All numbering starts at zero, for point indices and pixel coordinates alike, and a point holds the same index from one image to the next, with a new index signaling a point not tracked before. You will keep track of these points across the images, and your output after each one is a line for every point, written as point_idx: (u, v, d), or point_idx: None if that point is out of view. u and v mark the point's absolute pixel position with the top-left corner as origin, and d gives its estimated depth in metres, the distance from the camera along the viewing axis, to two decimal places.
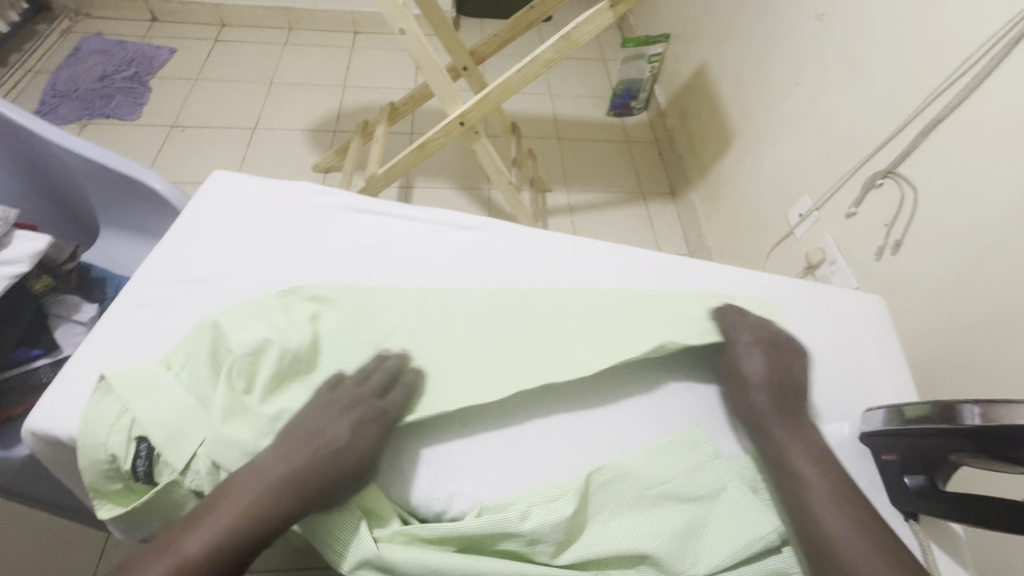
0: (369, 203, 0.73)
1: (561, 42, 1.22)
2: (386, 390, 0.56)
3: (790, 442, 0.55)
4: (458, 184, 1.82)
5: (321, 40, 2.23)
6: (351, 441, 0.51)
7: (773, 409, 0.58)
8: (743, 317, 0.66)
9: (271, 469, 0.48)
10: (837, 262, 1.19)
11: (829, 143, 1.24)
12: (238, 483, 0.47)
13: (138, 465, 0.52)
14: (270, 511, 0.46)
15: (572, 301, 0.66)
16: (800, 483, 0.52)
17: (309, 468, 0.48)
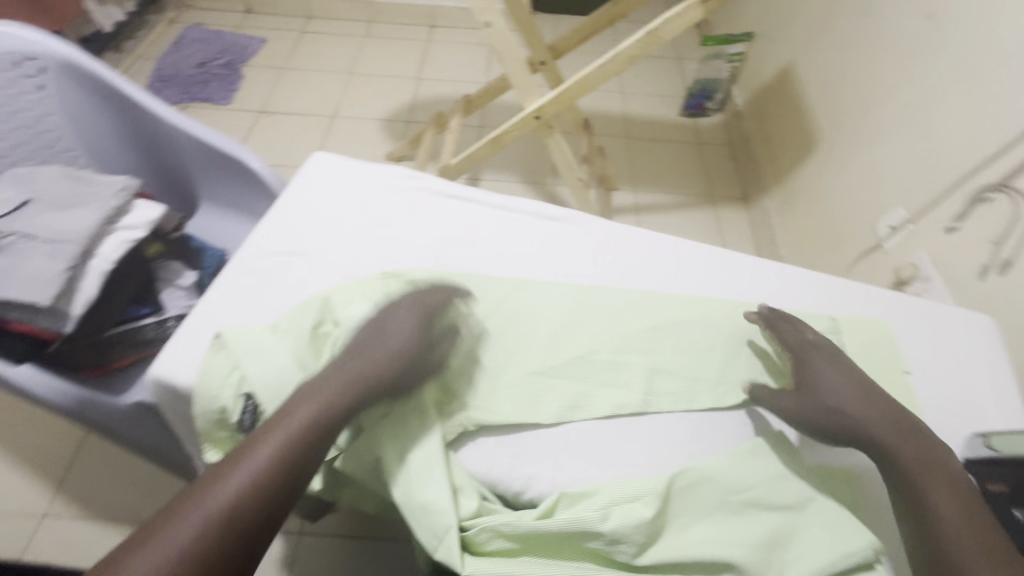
0: (458, 190, 0.76)
1: (647, 38, 1.21)
2: (427, 292, 0.58)
3: (903, 449, 0.52)
4: (526, 178, 1.83)
5: (400, 32, 2.31)
6: (399, 342, 0.53)
7: (871, 413, 0.54)
8: (807, 334, 0.61)
9: (328, 387, 0.49)
10: (932, 279, 1.11)
11: (931, 151, 1.16)
12: (292, 405, 0.48)
13: (244, 417, 0.56)
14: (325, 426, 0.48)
15: (655, 304, 0.67)
16: (929, 502, 0.49)
17: (363, 375, 0.50)
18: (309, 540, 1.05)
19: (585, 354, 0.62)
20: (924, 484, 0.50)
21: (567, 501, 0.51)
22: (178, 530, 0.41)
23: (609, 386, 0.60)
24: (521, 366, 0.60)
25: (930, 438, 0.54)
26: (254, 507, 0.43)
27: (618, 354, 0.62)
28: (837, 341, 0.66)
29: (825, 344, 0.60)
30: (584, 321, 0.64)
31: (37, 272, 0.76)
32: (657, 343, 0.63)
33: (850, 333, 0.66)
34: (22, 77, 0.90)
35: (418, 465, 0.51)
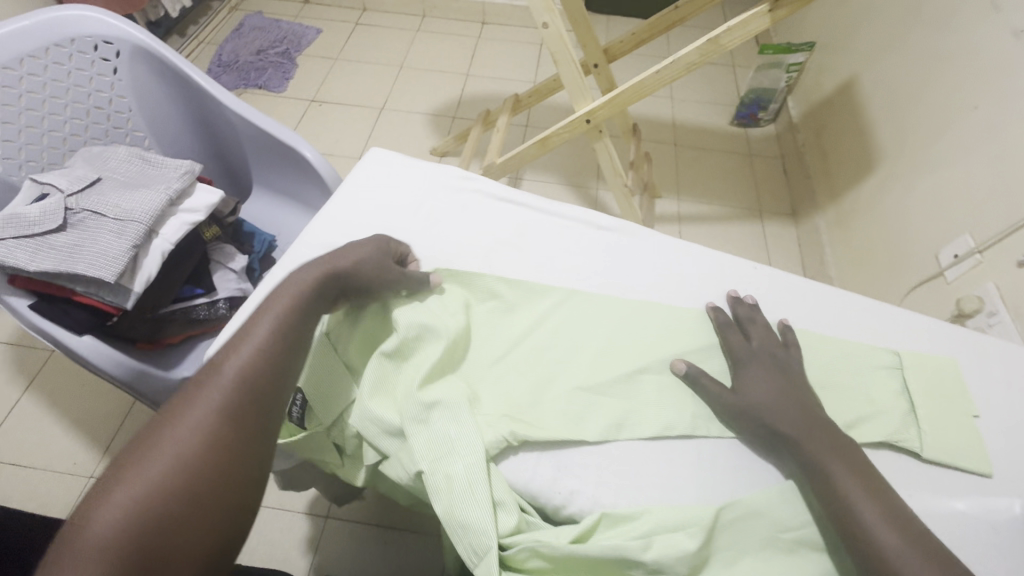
0: (510, 194, 0.75)
1: (708, 45, 1.17)
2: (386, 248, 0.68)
3: (795, 430, 0.53)
4: (568, 181, 1.82)
5: (451, 28, 2.32)
6: (355, 250, 0.62)
7: (797, 424, 0.54)
8: (750, 341, 0.62)
9: (287, 293, 0.56)
10: (999, 315, 1.04)
11: (1009, 178, 1.09)
12: (258, 317, 0.54)
13: (293, 409, 0.58)
14: (293, 327, 0.54)
15: (707, 327, 0.65)
16: (839, 490, 0.49)
17: (311, 273, 0.58)
18: (337, 525, 1.08)
19: (633, 372, 0.60)
20: (863, 516, 0.47)
21: (609, 522, 0.51)
22: (181, 424, 0.45)
23: (655, 407, 0.58)
24: (566, 380, 0.59)
25: (829, 424, 0.55)
26: (244, 397, 0.48)
27: (667, 374, 0.60)
28: (900, 379, 0.62)
29: (764, 352, 0.60)
30: (634, 338, 0.63)
31: (106, 249, 0.80)
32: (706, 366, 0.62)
33: (918, 372, 0.63)
34: (99, 59, 0.93)
35: (459, 481, 0.50)
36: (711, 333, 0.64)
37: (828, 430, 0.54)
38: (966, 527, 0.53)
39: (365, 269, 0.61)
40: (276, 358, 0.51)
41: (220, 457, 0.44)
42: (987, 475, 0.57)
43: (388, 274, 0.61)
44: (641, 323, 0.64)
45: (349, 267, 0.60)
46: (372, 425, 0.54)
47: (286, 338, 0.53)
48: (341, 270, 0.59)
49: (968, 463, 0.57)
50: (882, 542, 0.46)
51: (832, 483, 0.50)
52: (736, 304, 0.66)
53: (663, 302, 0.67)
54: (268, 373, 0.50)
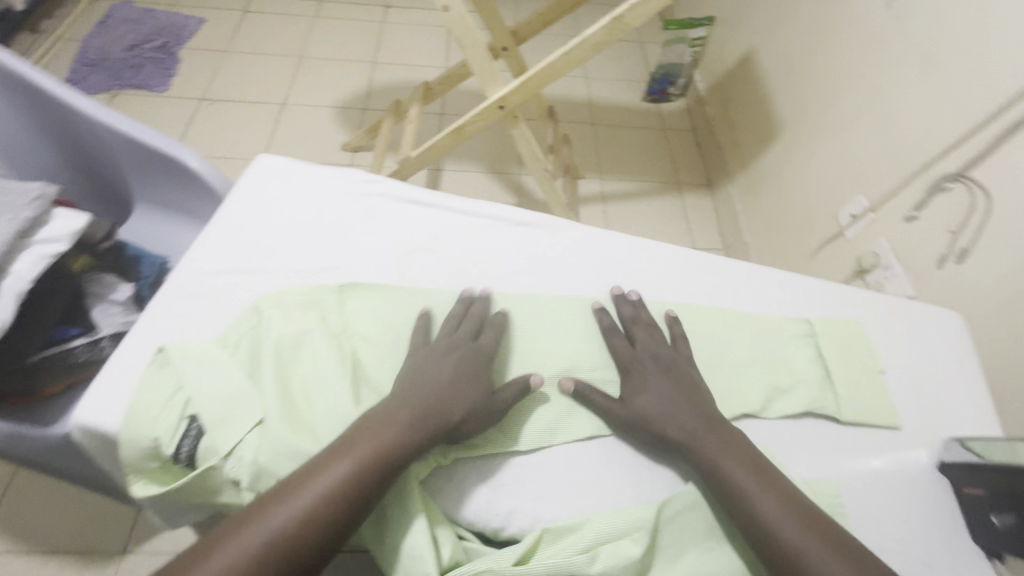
0: (420, 195, 0.70)
1: (613, 24, 1.16)
2: (480, 334, 0.58)
3: (683, 431, 0.52)
4: (491, 168, 1.78)
5: (352, 14, 2.17)
6: (454, 370, 0.53)
7: (689, 432, 0.52)
8: (636, 345, 0.59)
9: (391, 419, 0.48)
10: (892, 268, 1.12)
11: (891, 139, 1.16)
12: (359, 433, 0.47)
13: (184, 445, 0.50)
14: (390, 459, 0.47)
15: (579, 338, 0.61)
16: (733, 484, 0.49)
17: (416, 412, 0.49)
18: None
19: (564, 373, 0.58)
20: (771, 519, 0.46)
21: (551, 536, 0.49)
22: (230, 550, 0.41)
23: (587, 409, 0.56)
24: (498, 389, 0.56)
25: (717, 419, 0.54)
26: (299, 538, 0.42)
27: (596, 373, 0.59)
28: (813, 346, 0.64)
29: (651, 358, 0.58)
30: (563, 339, 0.61)
31: None
32: None
33: (829, 336, 0.65)
34: None
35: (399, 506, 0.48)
36: (595, 334, 0.62)
37: (721, 432, 0.53)
38: (882, 482, 0.56)
39: (472, 422, 0.52)
40: (360, 489, 0.45)
41: None
42: (896, 428, 0.60)
43: (484, 412, 0.52)
44: (569, 320, 0.62)
45: (457, 417, 0.51)
46: (287, 457, 0.49)
47: (378, 467, 0.46)
48: (447, 411, 0.50)
49: (880, 418, 0.60)
50: (794, 544, 0.45)
51: (735, 488, 0.49)
52: (620, 302, 0.63)
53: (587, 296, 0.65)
54: (347, 503, 0.44)
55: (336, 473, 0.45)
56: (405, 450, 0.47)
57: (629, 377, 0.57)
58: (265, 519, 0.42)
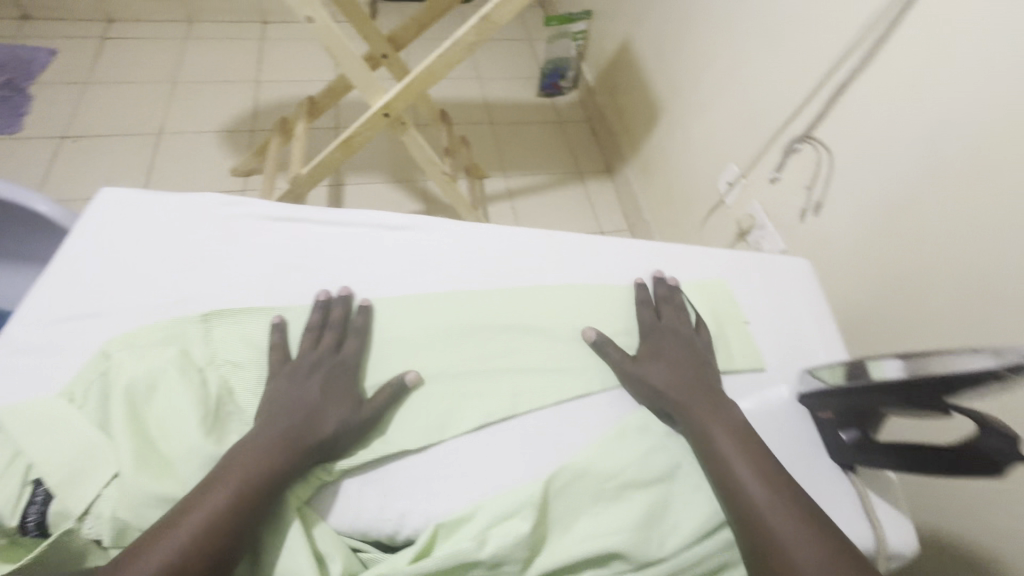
0: (285, 211, 0.68)
1: (481, 24, 1.18)
2: (342, 343, 0.58)
3: (685, 395, 0.57)
4: (393, 177, 1.75)
5: (227, 32, 2.04)
6: (323, 386, 0.54)
7: (687, 396, 0.57)
8: (659, 318, 0.65)
9: (270, 440, 0.49)
10: (766, 227, 1.22)
11: (749, 110, 1.26)
12: (231, 465, 0.47)
13: (30, 514, 0.46)
14: (262, 486, 0.46)
15: (610, 316, 0.67)
16: (717, 447, 0.53)
17: (280, 435, 0.49)
18: None
19: (448, 370, 0.59)
20: (740, 475, 0.51)
21: (444, 531, 0.49)
22: None
23: (471, 401, 0.57)
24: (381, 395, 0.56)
25: (717, 387, 0.59)
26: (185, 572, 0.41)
27: (482, 364, 0.60)
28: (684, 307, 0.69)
29: (670, 330, 0.64)
30: (445, 337, 0.61)
31: None
32: (518, 339, 0.63)
33: (696, 296, 0.70)
34: None
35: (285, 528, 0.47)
36: (626, 310, 0.67)
37: (719, 399, 0.58)
38: (749, 422, 0.61)
39: (347, 436, 0.52)
40: (238, 522, 0.44)
41: None
42: (761, 368, 0.66)
43: (357, 419, 0.53)
44: (496, 309, 0.64)
45: (329, 433, 0.51)
46: (151, 504, 0.46)
47: (253, 496, 0.45)
48: (317, 429, 0.51)
49: (746, 363, 0.65)
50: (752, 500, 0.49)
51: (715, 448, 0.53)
52: (656, 282, 0.68)
53: (467, 291, 0.65)
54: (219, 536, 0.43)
55: (211, 508, 0.44)
56: (277, 475, 0.47)
57: (649, 342, 0.62)
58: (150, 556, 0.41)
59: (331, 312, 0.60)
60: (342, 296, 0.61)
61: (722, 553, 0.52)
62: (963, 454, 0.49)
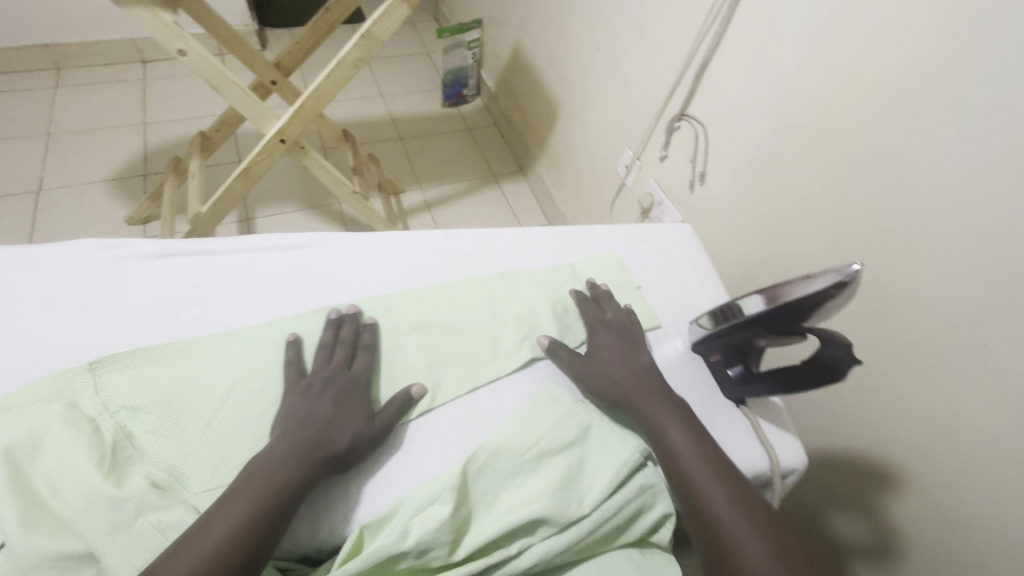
0: (171, 247, 0.66)
1: (364, 40, 1.20)
2: (353, 360, 0.61)
3: (638, 398, 0.60)
4: (305, 204, 1.72)
5: (103, 76, 1.92)
6: (339, 402, 0.56)
7: (638, 400, 0.60)
8: (605, 313, 0.69)
9: (291, 449, 0.51)
10: (664, 203, 1.30)
11: (632, 97, 1.34)
12: (245, 482, 0.49)
13: None
14: (277, 496, 0.48)
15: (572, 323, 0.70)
16: (677, 455, 0.55)
17: (298, 448, 0.51)
18: None
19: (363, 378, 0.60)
20: (696, 478, 0.54)
21: (371, 531, 0.50)
22: None
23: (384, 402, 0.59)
24: None
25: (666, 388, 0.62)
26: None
27: (395, 366, 0.62)
28: (580, 284, 0.74)
29: (617, 323, 0.68)
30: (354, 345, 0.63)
31: None
32: (430, 338, 0.65)
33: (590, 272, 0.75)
34: None
35: None
36: (572, 308, 0.71)
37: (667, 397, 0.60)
38: None
39: (360, 449, 0.53)
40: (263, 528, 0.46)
41: None
42: (655, 326, 0.72)
43: (369, 431, 0.54)
44: (410, 314, 0.66)
45: (343, 445, 0.53)
46: (46, 566, 0.43)
47: (269, 504, 0.47)
48: (331, 442, 0.52)
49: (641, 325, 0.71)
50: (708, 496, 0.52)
51: (675, 454, 0.55)
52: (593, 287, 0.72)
53: (369, 299, 0.67)
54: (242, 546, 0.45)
55: (231, 520, 0.46)
56: (300, 482, 0.50)
57: (596, 339, 0.67)
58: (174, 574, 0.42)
59: (340, 330, 0.62)
60: (354, 313, 0.63)
61: (635, 498, 0.56)
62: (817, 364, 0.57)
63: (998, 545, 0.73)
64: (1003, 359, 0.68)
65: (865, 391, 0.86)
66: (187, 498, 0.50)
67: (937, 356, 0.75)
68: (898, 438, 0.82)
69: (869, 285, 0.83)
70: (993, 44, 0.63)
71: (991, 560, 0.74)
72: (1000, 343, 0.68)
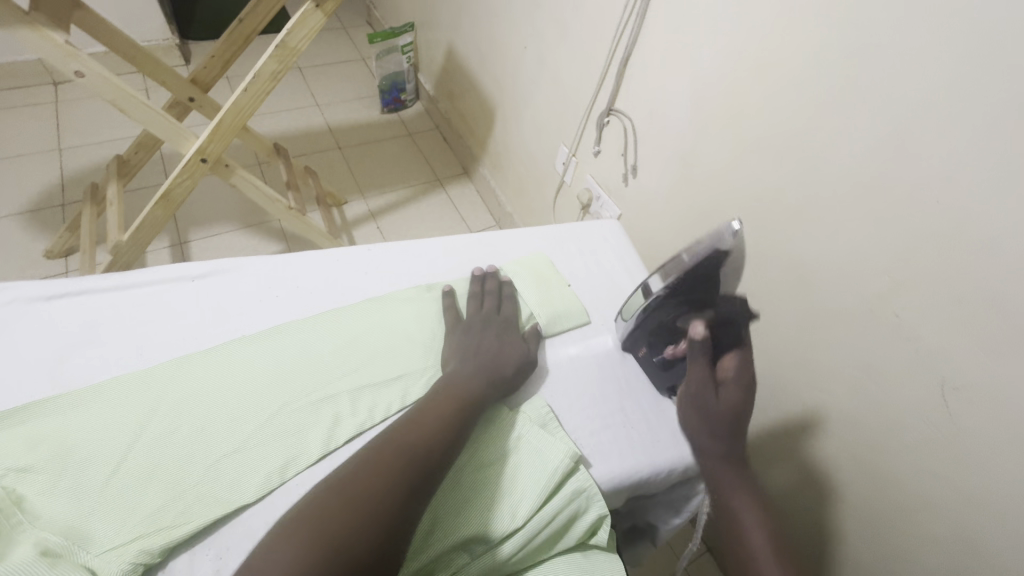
0: (64, 286, 0.62)
1: (280, 51, 1.15)
2: (500, 306, 0.70)
3: (720, 437, 0.58)
4: (242, 223, 1.65)
5: (6, 99, 1.79)
6: (504, 341, 0.65)
7: (726, 442, 0.58)
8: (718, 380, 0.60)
9: (478, 365, 0.61)
10: (601, 197, 1.31)
11: (563, 93, 1.34)
12: (449, 384, 0.58)
13: None
14: (483, 389, 0.59)
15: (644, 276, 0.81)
16: (728, 497, 0.56)
17: (481, 371, 0.60)
18: None
19: (284, 406, 0.57)
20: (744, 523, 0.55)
21: None
22: (402, 438, 0.52)
23: (305, 431, 0.56)
24: (209, 454, 0.53)
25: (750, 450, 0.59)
26: (445, 438, 0.53)
27: (317, 390, 0.59)
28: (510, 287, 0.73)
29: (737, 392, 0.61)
30: (270, 373, 0.59)
31: None
32: (359, 357, 0.63)
33: (517, 272, 0.75)
34: None
35: None
36: None
37: (745, 466, 0.58)
38: (584, 373, 0.67)
39: (519, 378, 0.63)
40: (473, 410, 0.57)
41: (410, 471, 0.50)
42: (585, 323, 0.73)
43: (528, 365, 0.64)
44: (334, 334, 0.64)
45: (511, 375, 0.62)
46: None
47: (483, 399, 0.58)
48: (505, 370, 0.61)
49: (569, 322, 0.71)
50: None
51: (729, 499, 0.56)
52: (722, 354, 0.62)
53: (286, 324, 0.64)
54: (421, 463, 0.51)
55: (455, 401, 0.56)
56: (499, 385, 0.60)
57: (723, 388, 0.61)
58: (422, 424, 0.54)
59: (490, 281, 0.72)
60: (494, 270, 0.73)
61: (569, 505, 0.55)
62: (720, 331, 0.62)
63: (925, 504, 0.76)
64: (917, 326, 0.71)
65: (800, 367, 0.89)
66: (85, 561, 0.45)
67: (857, 329, 0.78)
68: (832, 410, 0.85)
69: (794, 266, 0.85)
70: (881, 27, 0.66)
71: (922, 517, 0.77)
72: (912, 312, 0.71)
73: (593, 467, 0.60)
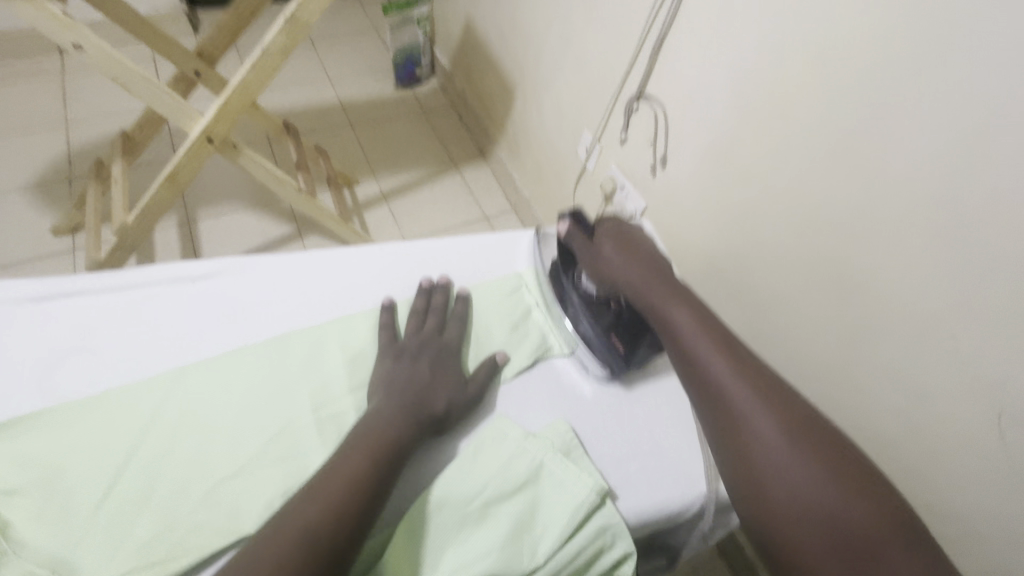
0: (56, 286, 0.58)
1: (290, 25, 1.07)
2: (444, 327, 0.63)
3: (625, 272, 0.64)
4: (250, 202, 1.60)
5: (15, 67, 1.74)
6: (435, 371, 0.58)
7: (639, 277, 0.63)
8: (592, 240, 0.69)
9: (403, 389, 0.55)
10: (626, 187, 1.23)
11: (588, 74, 1.25)
12: (382, 413, 0.53)
13: None
14: (419, 419, 0.53)
15: None
16: (673, 324, 0.58)
17: (404, 407, 0.53)
18: None
19: (286, 426, 0.53)
20: (696, 349, 0.55)
21: None
22: (339, 469, 0.48)
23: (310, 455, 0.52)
24: (202, 479, 0.49)
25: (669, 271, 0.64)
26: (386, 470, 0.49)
27: (323, 408, 0.55)
28: (524, 295, 0.69)
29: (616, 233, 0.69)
30: (271, 390, 0.55)
31: None
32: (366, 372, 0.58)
33: (533, 281, 0.70)
34: None
35: None
36: None
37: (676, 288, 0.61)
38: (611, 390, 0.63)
39: (455, 410, 0.56)
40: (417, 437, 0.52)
41: (356, 505, 0.46)
42: None
43: (467, 391, 0.57)
44: (341, 346, 0.59)
45: (441, 409, 0.55)
46: None
47: (423, 430, 0.53)
48: (433, 404, 0.55)
49: None
50: (720, 377, 0.52)
51: (675, 330, 0.57)
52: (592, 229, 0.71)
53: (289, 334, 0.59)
54: (368, 496, 0.47)
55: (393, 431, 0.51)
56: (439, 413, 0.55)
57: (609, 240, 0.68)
58: (360, 452, 0.49)
59: (434, 298, 0.64)
60: (444, 283, 0.66)
61: (593, 543, 0.51)
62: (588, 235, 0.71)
63: None
64: None
65: None
66: None
67: None
68: None
69: None
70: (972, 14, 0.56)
71: None
72: None
73: (619, 500, 0.55)
